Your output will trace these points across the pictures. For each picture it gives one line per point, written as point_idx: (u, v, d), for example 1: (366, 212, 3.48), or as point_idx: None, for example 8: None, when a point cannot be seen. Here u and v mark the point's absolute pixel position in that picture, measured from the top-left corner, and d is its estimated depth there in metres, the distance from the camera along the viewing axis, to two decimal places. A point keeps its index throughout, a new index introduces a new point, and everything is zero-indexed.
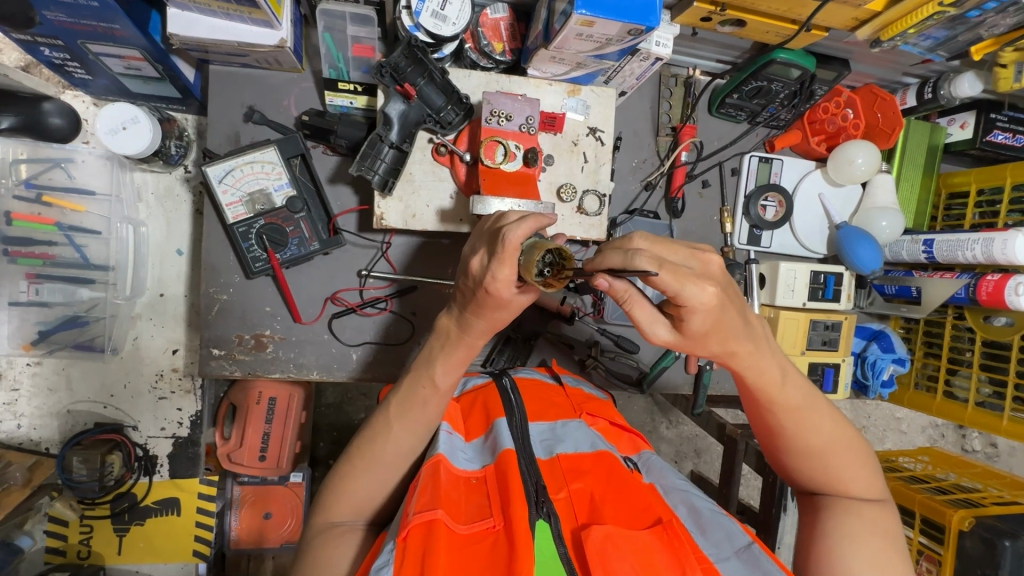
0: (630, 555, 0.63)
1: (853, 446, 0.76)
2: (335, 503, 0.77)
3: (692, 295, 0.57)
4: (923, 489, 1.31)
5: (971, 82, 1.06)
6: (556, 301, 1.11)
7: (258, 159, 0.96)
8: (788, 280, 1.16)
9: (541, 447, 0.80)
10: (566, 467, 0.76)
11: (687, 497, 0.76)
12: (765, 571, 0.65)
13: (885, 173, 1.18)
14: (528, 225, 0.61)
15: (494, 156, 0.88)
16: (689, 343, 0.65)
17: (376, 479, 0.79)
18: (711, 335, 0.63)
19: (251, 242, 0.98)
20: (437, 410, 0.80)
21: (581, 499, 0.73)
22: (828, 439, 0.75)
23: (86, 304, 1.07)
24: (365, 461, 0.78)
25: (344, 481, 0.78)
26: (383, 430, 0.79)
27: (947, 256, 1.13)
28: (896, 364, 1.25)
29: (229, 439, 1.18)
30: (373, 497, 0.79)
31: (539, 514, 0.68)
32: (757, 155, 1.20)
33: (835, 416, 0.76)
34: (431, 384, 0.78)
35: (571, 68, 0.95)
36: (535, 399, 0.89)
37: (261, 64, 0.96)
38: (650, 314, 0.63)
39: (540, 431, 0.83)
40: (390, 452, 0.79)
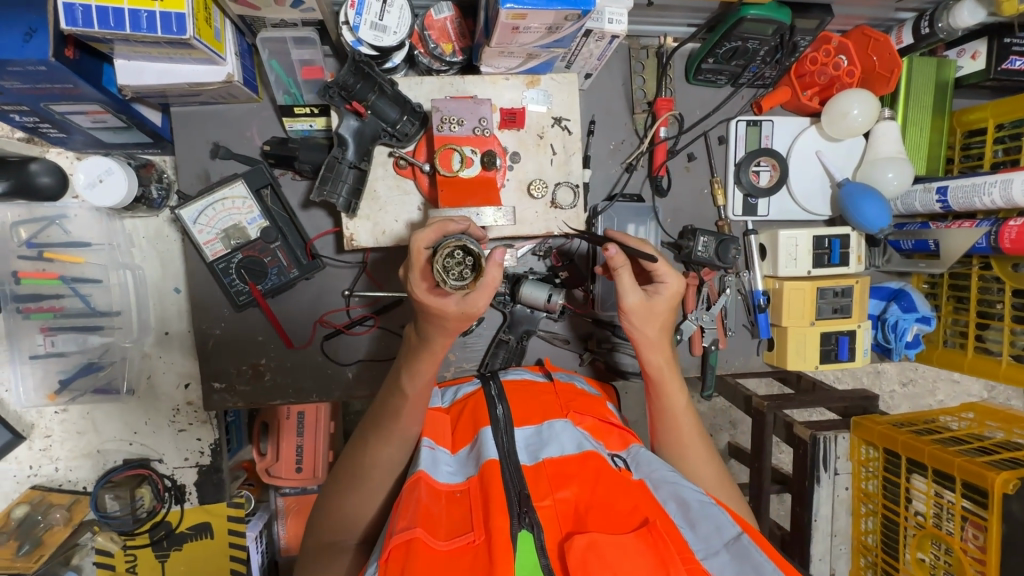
0: (612, 560, 0.62)
1: (722, 489, 0.89)
2: (326, 523, 0.80)
3: (665, 276, 0.89)
4: (963, 452, 1.25)
5: (972, 9, 0.95)
6: (542, 299, 1.04)
7: (228, 195, 0.97)
8: (789, 249, 1.11)
9: (527, 453, 0.78)
10: (551, 473, 0.74)
11: (676, 490, 0.74)
12: (755, 564, 0.63)
13: (888, 120, 1.09)
14: (431, 231, 0.65)
15: (451, 164, 0.85)
16: (646, 314, 0.88)
17: (363, 495, 0.80)
18: (663, 312, 0.89)
19: (232, 277, 1.00)
20: (413, 420, 0.80)
21: (567, 509, 0.71)
22: (701, 465, 0.90)
23: (98, 350, 1.15)
24: (350, 481, 0.80)
25: (333, 500, 0.80)
26: (363, 445, 0.81)
27: (964, 203, 1.03)
28: (920, 323, 1.17)
29: (266, 454, 1.30)
30: (363, 515, 0.80)
31: (521, 525, 0.66)
32: (744, 119, 1.13)
33: (711, 452, 0.92)
34: (399, 392, 0.78)
35: (524, 59, 0.90)
36: (523, 402, 0.88)
37: (218, 100, 0.96)
38: (630, 284, 0.86)
39: (526, 437, 0.82)
40: (373, 467, 0.80)
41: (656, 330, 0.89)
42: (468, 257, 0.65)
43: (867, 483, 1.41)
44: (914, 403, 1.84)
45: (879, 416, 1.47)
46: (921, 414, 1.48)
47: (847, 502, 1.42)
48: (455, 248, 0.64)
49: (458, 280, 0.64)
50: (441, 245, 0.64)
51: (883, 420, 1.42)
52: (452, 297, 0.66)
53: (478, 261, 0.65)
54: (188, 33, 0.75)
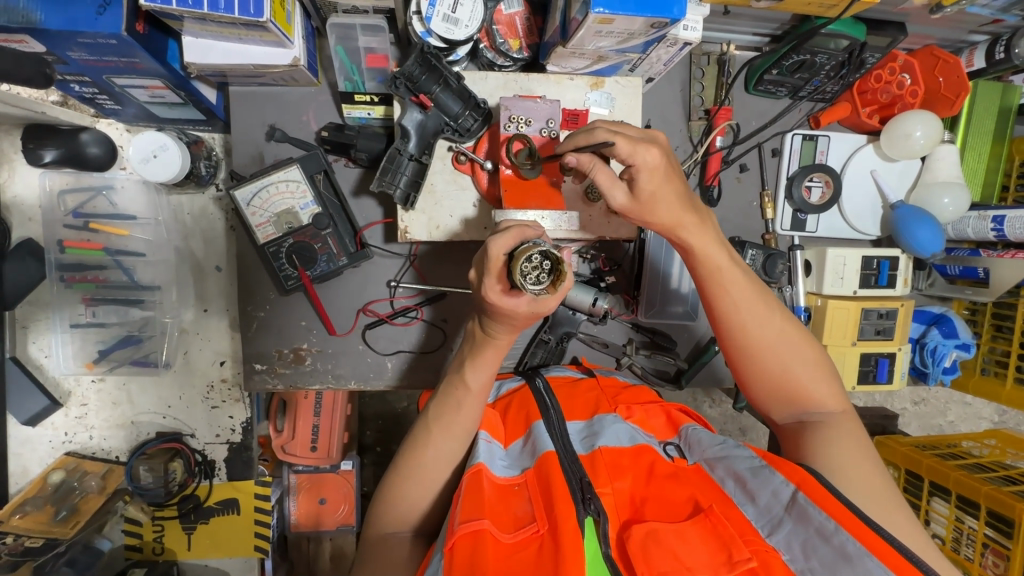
0: (676, 546, 0.62)
1: (803, 348, 0.80)
2: (383, 515, 0.79)
3: (634, 153, 0.73)
4: (988, 479, 1.25)
5: None
6: (587, 302, 1.04)
7: (283, 178, 0.96)
8: (837, 267, 1.10)
9: (581, 443, 0.78)
10: (607, 461, 0.73)
11: (729, 463, 0.73)
12: (817, 524, 0.63)
13: (948, 144, 1.08)
14: (508, 237, 0.64)
15: (521, 160, 0.85)
16: (639, 210, 0.77)
17: (422, 489, 0.79)
18: (658, 198, 0.76)
19: (282, 261, 0.98)
20: (474, 416, 0.80)
21: (624, 499, 0.71)
22: (776, 336, 0.79)
23: (138, 323, 1.16)
24: (407, 472, 0.79)
25: (391, 492, 0.80)
26: (422, 437, 0.80)
27: (1021, 234, 1.02)
28: (959, 349, 1.17)
29: (282, 431, 1.30)
30: (418, 508, 0.80)
31: (587, 512, 0.66)
32: (800, 133, 1.12)
33: (781, 312, 0.80)
34: (463, 385, 0.78)
35: (593, 61, 0.90)
36: (571, 399, 0.88)
37: (279, 82, 0.95)
38: (610, 179, 0.77)
39: (578, 429, 0.81)
40: (435, 462, 0.79)
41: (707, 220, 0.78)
42: (545, 261, 0.64)
43: None
44: (926, 422, 1.84)
45: (901, 437, 1.48)
46: (943, 437, 1.51)
47: None
48: (534, 252, 0.63)
49: (536, 284, 0.64)
50: (521, 251, 0.63)
51: (908, 442, 1.44)
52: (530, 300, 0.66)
53: (556, 264, 0.64)
54: (264, 16, 0.74)
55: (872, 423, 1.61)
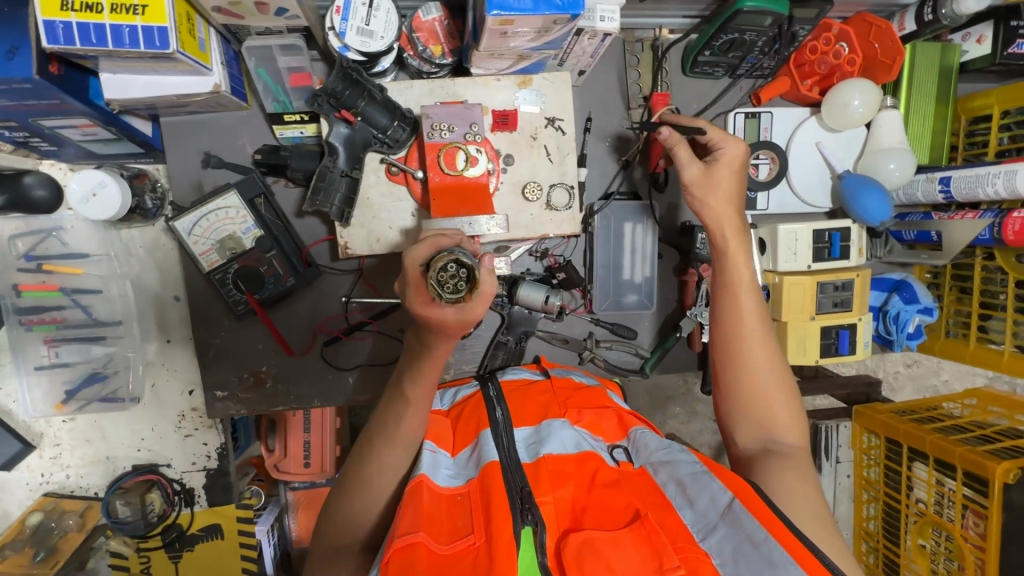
0: (609, 555, 0.63)
1: (784, 382, 0.81)
2: (330, 530, 0.80)
3: (721, 143, 0.89)
4: (964, 441, 1.25)
5: None
6: (539, 300, 1.05)
7: (222, 205, 0.96)
8: (789, 242, 1.10)
9: (528, 451, 0.79)
10: (550, 470, 0.74)
11: (672, 471, 0.74)
12: (748, 531, 0.63)
13: (890, 109, 1.07)
14: (425, 247, 0.66)
15: (456, 163, 0.83)
16: (706, 185, 0.87)
17: (368, 503, 0.80)
18: (712, 185, 0.87)
19: (230, 287, 0.99)
20: (417, 425, 0.81)
21: (566, 507, 0.71)
22: (763, 358, 0.81)
23: (102, 359, 1.16)
24: (352, 487, 0.80)
25: (337, 507, 0.80)
26: (366, 451, 0.81)
27: (967, 193, 1.00)
28: (923, 313, 1.16)
29: (274, 450, 1.31)
30: (364, 523, 0.80)
31: (523, 523, 0.66)
32: (742, 111, 1.11)
33: (773, 338, 0.83)
34: (402, 398, 0.80)
35: (515, 60, 0.89)
36: (523, 405, 0.89)
37: (207, 109, 0.95)
38: (687, 157, 0.89)
39: (526, 435, 0.82)
40: (380, 473, 0.80)
41: (709, 207, 0.86)
42: (461, 269, 0.65)
43: (869, 471, 1.45)
44: (920, 385, 1.84)
45: (880, 405, 1.49)
46: (924, 401, 1.50)
47: (849, 489, 1.49)
48: (448, 260, 0.64)
49: (453, 292, 0.65)
50: (437, 258, 0.65)
51: (885, 409, 1.44)
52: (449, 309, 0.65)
53: (472, 272, 0.65)
54: (171, 46, 0.74)
55: (856, 392, 1.61)
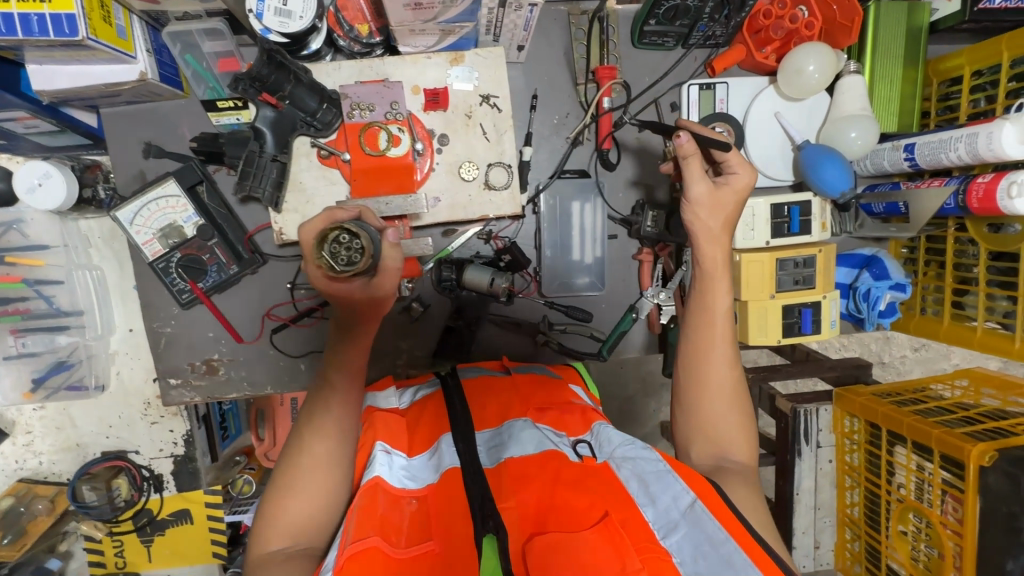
0: (575, 560, 0.56)
1: (743, 402, 0.80)
2: (268, 532, 0.70)
3: (736, 168, 0.85)
4: (944, 423, 1.19)
5: None
6: (484, 282, 1.02)
7: (162, 194, 0.97)
8: (746, 218, 1.05)
9: (489, 455, 0.73)
10: (512, 475, 0.69)
11: (635, 464, 0.69)
12: (711, 532, 0.59)
13: (853, 74, 1.01)
14: (319, 222, 0.66)
15: (378, 143, 0.90)
16: (709, 205, 0.83)
17: (309, 495, 0.71)
18: (711, 204, 0.83)
19: (174, 276, 1.00)
20: (351, 405, 0.75)
21: (529, 511, 0.66)
22: (727, 377, 0.80)
23: (67, 349, 1.17)
24: (288, 478, 0.71)
25: (275, 505, 0.70)
26: (297, 439, 0.73)
27: (931, 159, 0.95)
28: (895, 290, 1.10)
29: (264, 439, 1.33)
30: (306, 520, 0.71)
31: (486, 529, 0.61)
32: (696, 83, 1.06)
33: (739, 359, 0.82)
34: (332, 369, 0.75)
35: (440, 37, 0.87)
36: (484, 405, 0.84)
37: (143, 98, 0.95)
38: (698, 172, 0.83)
39: (485, 438, 0.77)
40: (316, 463, 0.72)
41: (704, 224, 0.83)
42: (356, 241, 0.66)
43: (851, 456, 1.39)
44: (930, 367, 1.76)
45: (859, 387, 1.43)
46: (911, 383, 1.44)
47: (831, 475, 1.41)
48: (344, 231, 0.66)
49: (351, 261, 0.66)
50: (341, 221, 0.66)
51: (865, 391, 1.38)
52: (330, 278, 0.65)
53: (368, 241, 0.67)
54: (80, 34, 0.73)
55: (845, 374, 1.55)
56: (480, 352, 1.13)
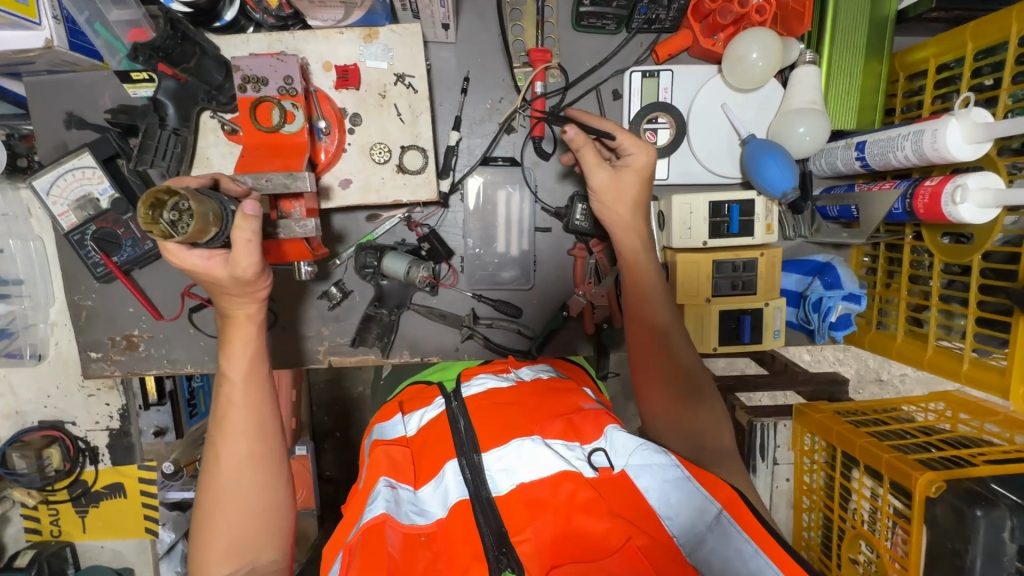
0: None
1: (700, 383, 0.83)
2: (205, 560, 0.68)
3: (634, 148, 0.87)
4: (899, 447, 1.10)
5: None
6: (400, 272, 0.98)
7: (78, 165, 0.96)
8: (683, 216, 0.98)
9: (497, 478, 0.65)
10: (527, 501, 0.63)
11: (658, 473, 0.64)
12: (738, 546, 0.57)
13: (808, 64, 0.93)
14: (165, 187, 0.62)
15: (270, 119, 0.79)
16: (613, 190, 0.89)
17: (235, 513, 0.69)
18: (616, 190, 0.89)
19: (89, 248, 0.98)
20: (253, 403, 0.73)
21: (548, 540, 0.62)
22: (678, 358, 0.84)
23: (5, 317, 1.17)
24: (211, 501, 0.70)
25: (202, 532, 0.69)
26: (212, 458, 0.71)
27: (880, 159, 0.87)
28: (849, 301, 1.01)
29: None
30: (242, 539, 0.69)
31: (502, 568, 0.59)
32: (638, 69, 1.00)
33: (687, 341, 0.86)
34: (223, 376, 0.73)
35: (346, 11, 0.83)
36: (484, 415, 0.72)
37: (61, 68, 0.94)
38: (596, 161, 0.89)
39: (490, 459, 0.67)
40: (231, 472, 0.70)
41: (617, 215, 0.90)
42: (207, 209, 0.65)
43: (808, 477, 1.31)
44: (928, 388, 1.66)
45: (824, 403, 1.35)
46: (881, 402, 1.32)
47: (788, 493, 1.36)
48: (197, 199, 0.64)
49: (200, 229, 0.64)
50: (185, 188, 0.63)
51: (827, 407, 1.30)
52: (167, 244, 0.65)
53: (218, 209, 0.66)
54: None
55: (818, 389, 1.46)
56: (404, 343, 1.08)
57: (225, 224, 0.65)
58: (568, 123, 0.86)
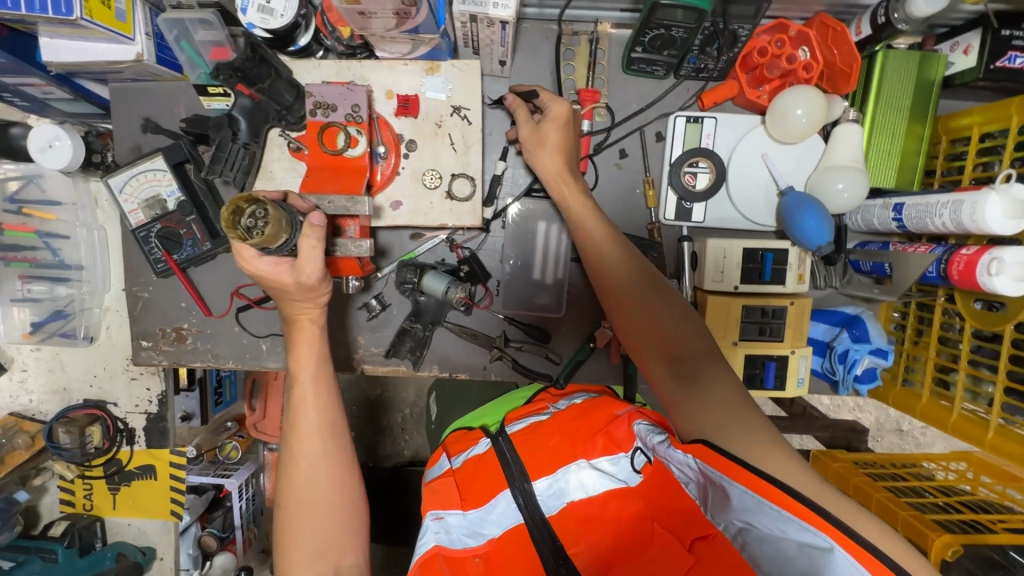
0: None
1: (676, 320, 0.78)
2: (294, 562, 0.74)
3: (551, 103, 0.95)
4: (916, 505, 1.10)
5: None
6: (438, 291, 1.02)
7: (150, 168, 1.03)
8: (716, 260, 1.01)
9: (551, 502, 0.79)
10: (577, 519, 0.78)
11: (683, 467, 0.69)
12: (759, 519, 0.57)
13: (851, 122, 0.96)
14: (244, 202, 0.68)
15: (335, 142, 0.85)
16: (537, 141, 0.94)
17: (317, 514, 0.76)
18: (548, 141, 0.94)
19: (153, 245, 1.05)
20: (324, 405, 0.82)
21: (598, 551, 0.76)
22: (647, 306, 0.81)
23: (65, 299, 1.27)
24: (294, 505, 0.77)
25: (287, 534, 0.76)
26: (291, 464, 0.79)
27: (917, 223, 0.89)
28: (875, 355, 1.03)
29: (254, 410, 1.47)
30: (327, 538, 0.76)
31: None
32: (683, 115, 1.04)
33: (651, 281, 0.83)
34: (296, 382, 0.82)
35: (413, 45, 0.89)
36: (534, 449, 0.84)
37: (145, 77, 1.01)
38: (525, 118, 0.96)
39: (544, 487, 0.80)
40: (308, 474, 0.78)
41: (545, 163, 0.94)
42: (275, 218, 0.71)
43: None
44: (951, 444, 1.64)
45: (841, 453, 1.36)
46: (899, 456, 1.33)
47: None
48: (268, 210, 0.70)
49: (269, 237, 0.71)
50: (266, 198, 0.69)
51: (844, 457, 1.31)
52: (242, 249, 0.71)
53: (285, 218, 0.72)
54: (73, 14, 0.80)
55: (836, 437, 1.46)
56: (434, 358, 1.13)
57: (293, 233, 0.73)
58: (505, 95, 0.98)
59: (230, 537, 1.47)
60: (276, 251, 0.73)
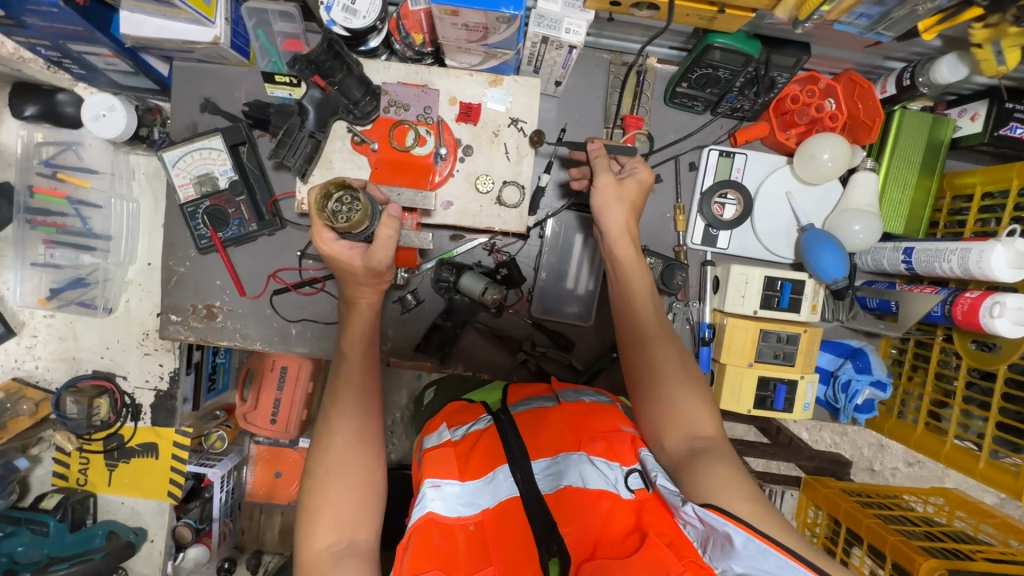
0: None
1: (689, 384, 0.86)
2: (315, 528, 0.73)
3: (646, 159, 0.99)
4: (903, 532, 1.17)
5: (951, 66, 0.91)
6: (477, 290, 1.05)
7: (207, 146, 1.06)
8: (739, 284, 1.08)
9: (546, 482, 0.77)
10: (571, 503, 0.73)
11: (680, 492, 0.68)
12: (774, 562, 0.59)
13: (867, 170, 1.05)
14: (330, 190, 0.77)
15: (404, 140, 0.95)
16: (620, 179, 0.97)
17: (344, 486, 0.76)
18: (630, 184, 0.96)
19: (199, 221, 1.08)
20: (366, 383, 0.85)
21: (585, 539, 0.70)
22: (671, 364, 0.88)
23: (88, 267, 1.26)
24: (322, 474, 0.76)
25: (309, 502, 0.75)
26: (326, 432, 0.80)
27: (925, 266, 0.98)
28: (874, 387, 1.11)
29: (247, 401, 1.46)
30: (348, 510, 0.74)
31: (549, 553, 0.67)
32: (716, 148, 1.12)
33: (679, 350, 0.90)
34: (342, 357, 0.86)
35: (483, 57, 0.95)
36: (536, 432, 0.85)
37: (212, 59, 1.05)
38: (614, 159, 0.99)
39: (542, 467, 0.79)
40: (341, 447, 0.78)
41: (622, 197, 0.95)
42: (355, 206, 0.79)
43: None
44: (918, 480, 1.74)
45: (830, 481, 1.43)
46: (882, 487, 1.41)
47: None
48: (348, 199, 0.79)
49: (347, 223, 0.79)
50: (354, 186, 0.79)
51: (835, 485, 1.39)
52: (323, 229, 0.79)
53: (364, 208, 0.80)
54: None
55: (821, 467, 1.52)
56: (460, 356, 1.16)
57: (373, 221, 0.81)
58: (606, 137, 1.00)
59: (206, 529, 1.43)
60: (354, 237, 0.81)
